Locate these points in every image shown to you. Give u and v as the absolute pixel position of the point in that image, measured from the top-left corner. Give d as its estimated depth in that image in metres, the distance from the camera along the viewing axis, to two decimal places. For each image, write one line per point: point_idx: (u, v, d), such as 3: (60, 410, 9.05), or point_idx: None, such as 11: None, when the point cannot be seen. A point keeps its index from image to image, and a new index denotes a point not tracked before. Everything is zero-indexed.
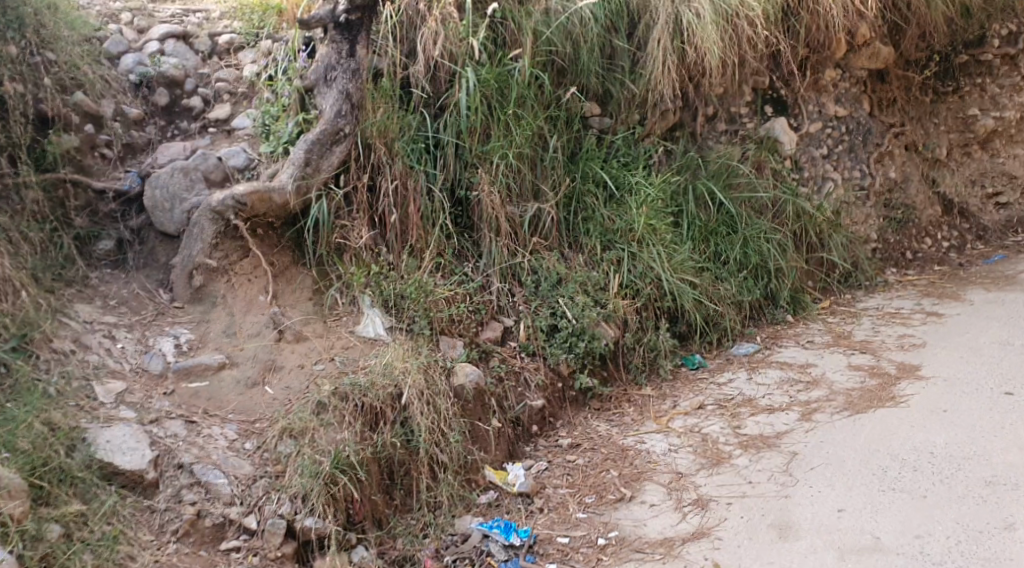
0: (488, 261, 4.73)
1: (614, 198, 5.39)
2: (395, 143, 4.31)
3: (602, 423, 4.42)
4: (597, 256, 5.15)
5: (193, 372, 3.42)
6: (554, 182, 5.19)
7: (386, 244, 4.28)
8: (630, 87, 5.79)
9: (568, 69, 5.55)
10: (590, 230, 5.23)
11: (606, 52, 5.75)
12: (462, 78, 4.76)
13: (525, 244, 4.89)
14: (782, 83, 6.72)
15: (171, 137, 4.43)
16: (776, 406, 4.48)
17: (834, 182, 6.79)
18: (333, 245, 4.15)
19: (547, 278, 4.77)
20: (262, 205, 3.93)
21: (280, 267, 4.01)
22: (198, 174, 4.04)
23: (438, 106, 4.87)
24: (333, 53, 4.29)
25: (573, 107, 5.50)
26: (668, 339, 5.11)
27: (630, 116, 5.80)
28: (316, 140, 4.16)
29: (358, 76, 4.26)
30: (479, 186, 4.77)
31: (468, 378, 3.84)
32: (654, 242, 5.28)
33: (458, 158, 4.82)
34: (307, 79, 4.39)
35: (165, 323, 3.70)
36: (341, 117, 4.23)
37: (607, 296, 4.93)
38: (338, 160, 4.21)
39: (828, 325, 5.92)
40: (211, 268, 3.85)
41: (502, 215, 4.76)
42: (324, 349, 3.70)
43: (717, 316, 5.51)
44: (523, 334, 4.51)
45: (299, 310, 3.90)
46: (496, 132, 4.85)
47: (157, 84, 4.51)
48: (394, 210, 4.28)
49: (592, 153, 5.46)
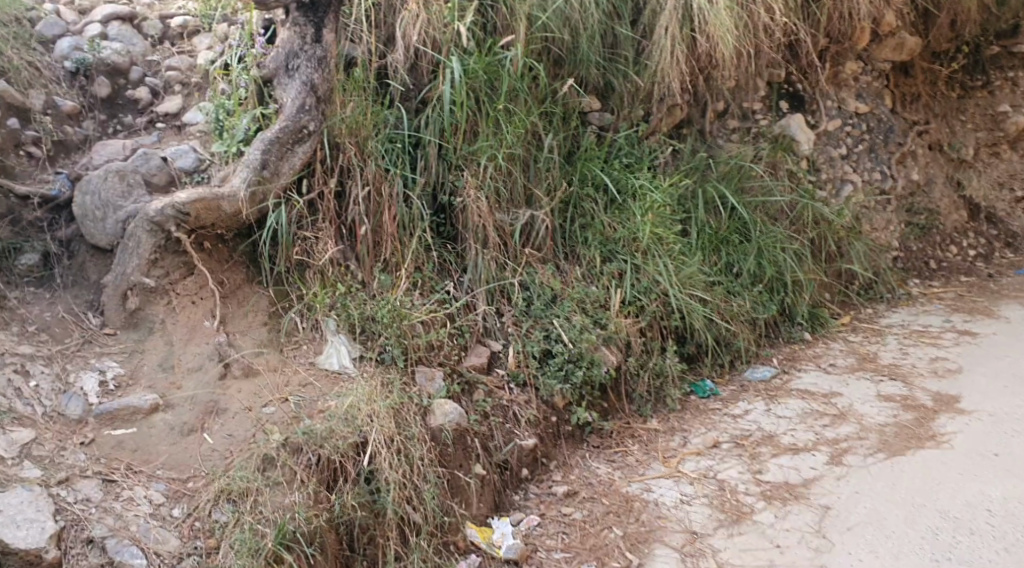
0: (472, 277, 4.20)
1: (616, 203, 4.88)
2: (368, 142, 3.80)
3: (602, 465, 3.93)
4: (597, 269, 4.65)
5: (117, 417, 2.88)
6: (549, 185, 4.64)
7: (356, 259, 3.74)
8: (632, 80, 5.26)
9: (565, 59, 5.01)
10: (590, 238, 4.73)
11: (609, 40, 5.19)
12: (446, 68, 4.23)
13: (516, 256, 4.34)
14: (798, 77, 6.19)
15: (112, 133, 3.89)
16: (802, 444, 4.11)
17: (853, 185, 6.25)
18: (294, 262, 3.61)
19: (541, 296, 4.24)
20: (208, 214, 3.38)
21: (231, 286, 3.48)
22: (135, 179, 3.47)
23: (419, 100, 4.33)
24: (295, 39, 3.76)
25: (571, 102, 4.96)
26: (674, 357, 4.63)
27: (634, 112, 5.26)
28: (275, 139, 3.61)
29: (325, 66, 3.75)
30: (463, 191, 4.24)
31: (447, 419, 3.36)
32: (660, 254, 4.76)
33: (441, 158, 4.28)
34: (265, 68, 3.84)
35: (92, 354, 3.14)
36: (304, 112, 3.70)
37: (608, 317, 4.39)
38: (301, 161, 3.67)
39: (850, 345, 5.41)
40: (149, 289, 3.29)
41: (490, 224, 4.24)
42: (279, 387, 3.16)
43: (729, 336, 5.01)
44: (512, 360, 4.00)
45: (250, 337, 3.37)
46: (484, 130, 4.30)
47: (96, 72, 3.93)
48: (365, 219, 3.76)
49: (591, 152, 4.94)
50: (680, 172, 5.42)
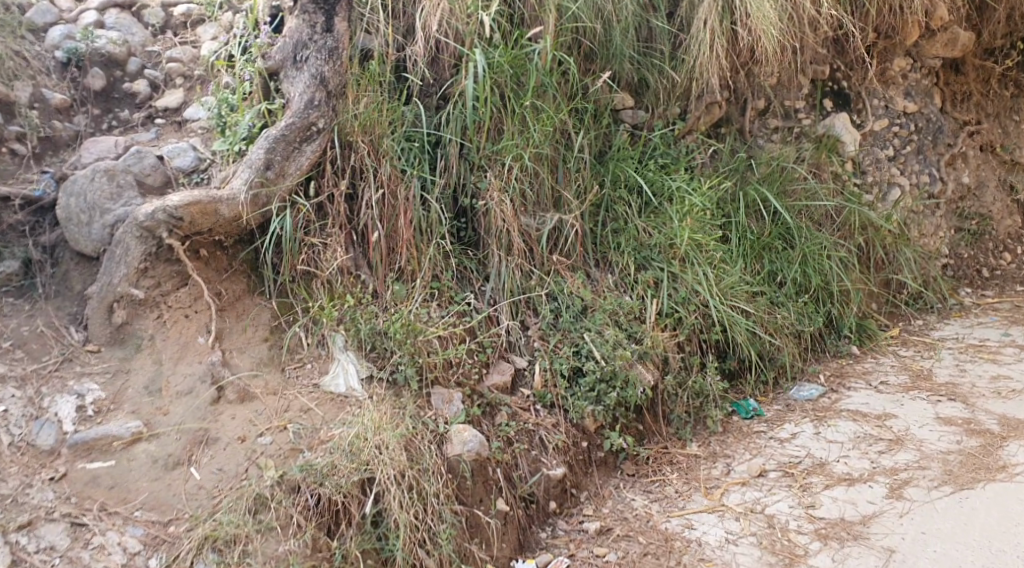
0: (495, 287, 3.85)
1: (651, 207, 4.52)
2: (384, 140, 3.46)
3: (638, 497, 3.60)
4: (631, 278, 4.30)
5: (94, 448, 2.61)
6: (579, 187, 4.30)
7: (368, 267, 3.40)
8: (668, 76, 4.89)
9: (597, 53, 4.64)
10: (622, 244, 4.38)
11: (643, 33, 4.81)
12: (470, 60, 3.87)
13: (542, 264, 3.99)
14: (844, 73, 5.77)
15: (107, 130, 3.57)
16: (856, 474, 3.71)
17: (901, 189, 5.83)
18: (300, 271, 3.26)
19: (570, 310, 3.89)
20: (204, 219, 3.05)
21: (229, 298, 3.14)
22: (126, 179, 3.16)
23: (440, 96, 3.98)
24: (304, 28, 3.43)
25: (602, 99, 4.60)
26: (714, 365, 4.36)
27: (669, 110, 4.89)
28: (281, 136, 3.28)
29: (337, 57, 3.43)
30: (487, 193, 3.88)
31: (466, 448, 3.00)
32: (699, 260, 4.43)
33: (463, 157, 3.93)
34: (271, 59, 3.50)
35: (71, 374, 2.83)
36: (313, 107, 3.37)
37: (641, 331, 4.05)
38: (309, 162, 3.33)
39: (902, 360, 5.00)
40: (137, 301, 2.97)
41: (515, 229, 3.89)
42: (277, 413, 2.84)
43: (773, 350, 4.66)
44: (538, 380, 3.64)
45: (249, 355, 3.03)
46: (510, 128, 3.97)
47: (90, 62, 3.62)
48: (378, 224, 3.41)
49: (624, 152, 4.58)
50: (719, 173, 5.04)
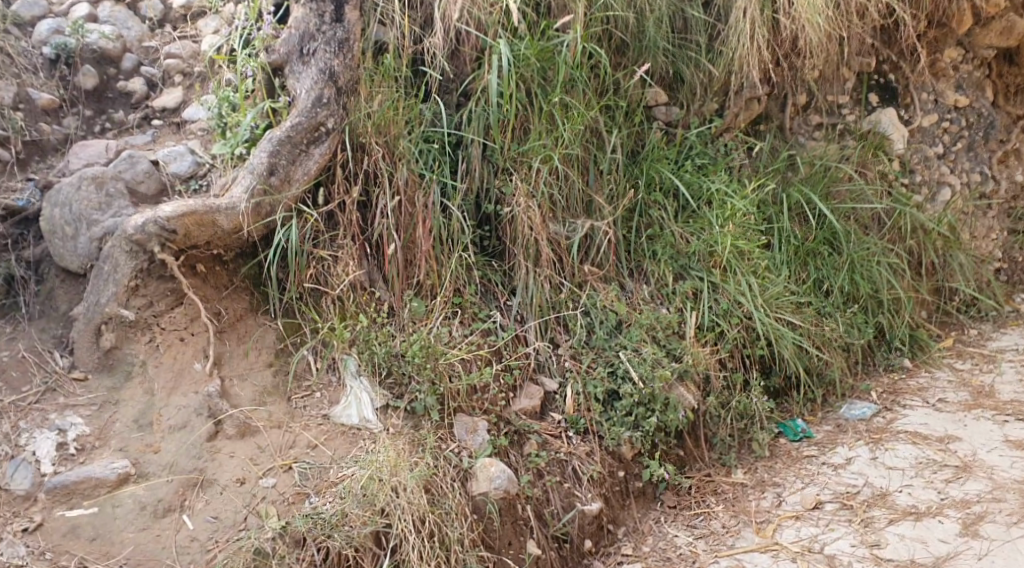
0: (522, 301, 3.52)
1: (688, 211, 4.19)
2: (400, 141, 3.16)
3: (681, 534, 3.30)
4: (667, 289, 3.98)
5: (75, 493, 2.32)
6: (611, 191, 3.98)
7: (384, 282, 3.12)
8: (705, 69, 4.52)
9: (629, 44, 4.29)
10: (658, 251, 4.04)
11: (678, 24, 4.45)
12: (494, 54, 3.55)
13: (573, 276, 3.66)
14: (891, 65, 5.38)
15: (99, 132, 3.31)
16: (923, 508, 3.35)
17: (951, 189, 5.44)
18: (307, 288, 2.96)
19: (603, 325, 3.57)
20: (200, 231, 2.73)
21: (230, 318, 2.83)
22: (116, 187, 2.85)
23: (461, 92, 3.68)
24: (312, 18, 3.11)
25: (634, 94, 4.26)
26: (758, 382, 4.02)
27: (706, 106, 4.54)
28: (285, 138, 2.97)
29: (347, 50, 3.11)
30: (512, 199, 3.57)
31: (493, 485, 2.69)
32: (742, 269, 4.08)
33: (487, 159, 3.60)
34: (274, 53, 3.17)
35: (52, 405, 2.53)
36: (322, 105, 3.06)
37: (681, 347, 3.71)
38: (317, 165, 3.02)
39: (958, 374, 4.63)
40: (128, 323, 2.67)
41: (544, 238, 3.56)
42: (282, 449, 2.57)
43: (821, 366, 4.29)
44: (570, 404, 3.32)
45: (251, 382, 2.72)
46: (538, 127, 3.65)
47: (81, 59, 3.34)
48: (393, 236, 3.13)
49: (659, 151, 4.24)
50: (760, 173, 4.69)
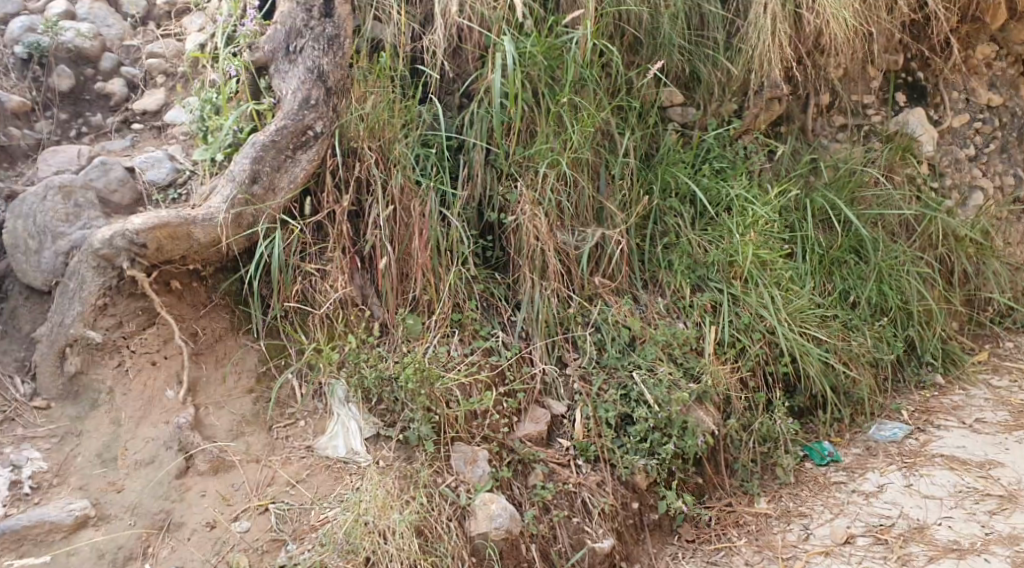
0: (526, 317, 3.27)
1: (707, 217, 3.93)
2: (395, 146, 2.94)
3: None
4: (684, 301, 3.73)
5: (26, 538, 2.11)
6: (624, 198, 3.73)
7: (377, 297, 2.94)
8: (723, 67, 4.26)
9: (643, 42, 4.03)
10: (673, 260, 3.80)
11: (695, 20, 4.19)
12: (497, 51, 3.30)
13: (583, 289, 3.40)
14: (919, 63, 5.11)
15: (75, 137, 3.10)
16: (966, 543, 3.17)
17: (984, 193, 5.14)
18: (293, 305, 2.72)
19: (615, 343, 3.32)
20: (174, 245, 2.50)
21: (207, 339, 2.60)
22: (85, 197, 2.62)
23: (463, 93, 3.44)
24: (299, 13, 2.88)
25: (647, 95, 4.01)
26: (783, 400, 3.77)
27: (724, 105, 4.29)
28: (270, 143, 2.74)
29: (338, 47, 2.88)
30: (517, 206, 3.32)
31: (494, 525, 2.42)
32: (764, 281, 3.82)
33: (490, 165, 3.36)
34: (259, 51, 2.95)
35: (7, 438, 2.31)
36: (310, 107, 2.83)
37: (698, 365, 3.49)
38: (304, 172, 2.79)
39: (996, 392, 4.35)
40: (95, 345, 2.44)
41: (551, 249, 3.31)
42: (258, 487, 2.35)
43: (848, 384, 4.01)
44: (579, 429, 3.08)
45: (228, 411, 2.50)
46: (545, 129, 3.41)
47: (55, 59, 3.12)
48: (386, 248, 2.93)
49: (674, 155, 3.98)
50: (782, 178, 4.43)
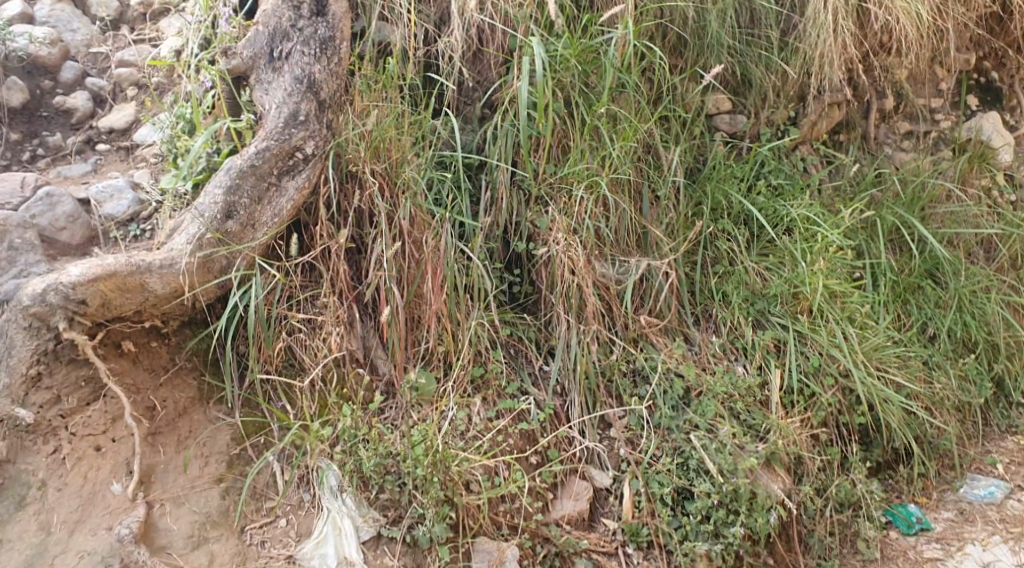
0: (562, 365, 2.75)
1: (765, 240, 3.29)
2: (404, 168, 2.46)
3: None
4: (743, 341, 3.11)
5: None
6: (670, 223, 3.15)
7: (382, 348, 2.43)
8: (777, 69, 3.55)
9: (688, 44, 3.40)
10: (728, 292, 3.18)
11: (744, 17, 3.50)
12: (525, 54, 2.79)
13: (628, 334, 2.87)
14: (993, 62, 4.31)
15: (28, 160, 2.61)
16: None
17: None
18: (279, 366, 2.25)
19: (667, 399, 2.76)
20: (123, 300, 2.04)
21: (169, 414, 2.13)
22: (23, 237, 2.18)
23: (485, 103, 2.93)
24: (284, 10, 2.36)
25: (691, 101, 3.36)
26: (860, 456, 3.15)
27: (778, 112, 3.57)
28: (248, 168, 2.23)
29: (332, 52, 2.39)
30: (548, 234, 2.81)
31: None
32: (835, 316, 3.21)
33: (517, 187, 2.85)
34: (234, 66, 2.38)
35: None
36: (298, 125, 2.32)
37: (763, 419, 2.91)
38: (292, 204, 2.30)
39: None
40: (24, 427, 1.98)
41: (590, 284, 2.79)
42: None
43: (933, 433, 3.31)
44: (627, 508, 2.56)
45: (188, 507, 2.04)
46: (580, 144, 2.89)
47: (4, 70, 2.63)
48: (391, 291, 2.41)
49: (726, 168, 3.34)
50: (842, 194, 3.68)
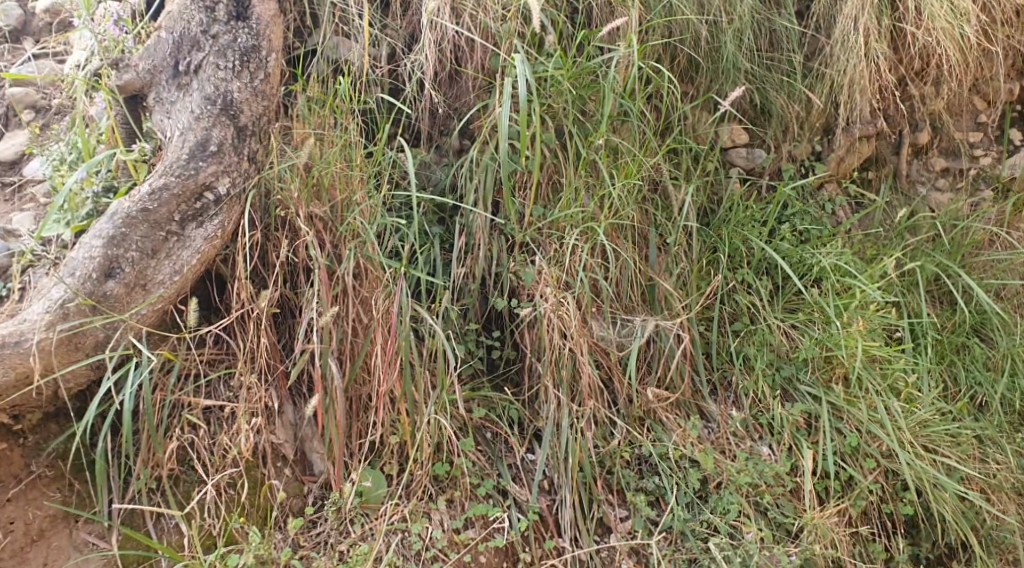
0: (550, 454, 2.21)
1: (791, 292, 2.62)
2: (349, 211, 1.98)
3: None
4: (768, 415, 2.44)
5: None
6: (682, 274, 2.56)
7: (319, 440, 1.94)
8: (802, 98, 2.91)
9: (700, 68, 2.82)
10: (750, 356, 2.51)
11: (763, 38, 2.89)
12: (506, 74, 2.27)
13: (632, 413, 2.32)
14: None
15: None
16: None
17: None
18: (172, 473, 1.82)
19: (680, 495, 2.22)
20: None
21: (16, 541, 1.71)
22: None
23: (461, 132, 2.41)
24: (194, 13, 1.89)
25: (704, 132, 2.78)
26: (909, 556, 2.39)
27: (801, 146, 2.92)
28: (139, 214, 1.77)
29: (254, 65, 1.92)
30: (534, 288, 2.27)
31: None
32: (876, 387, 2.48)
33: (498, 233, 2.32)
34: (122, 78, 1.89)
35: None
36: (208, 157, 1.85)
37: (795, 515, 2.27)
38: (199, 260, 1.83)
39: None
40: None
41: (586, 350, 2.25)
42: None
43: (992, 521, 2.41)
44: None
45: None
46: (574, 181, 2.37)
47: None
48: (329, 368, 1.91)
49: (747, 209, 2.70)
50: (869, 232, 2.91)
